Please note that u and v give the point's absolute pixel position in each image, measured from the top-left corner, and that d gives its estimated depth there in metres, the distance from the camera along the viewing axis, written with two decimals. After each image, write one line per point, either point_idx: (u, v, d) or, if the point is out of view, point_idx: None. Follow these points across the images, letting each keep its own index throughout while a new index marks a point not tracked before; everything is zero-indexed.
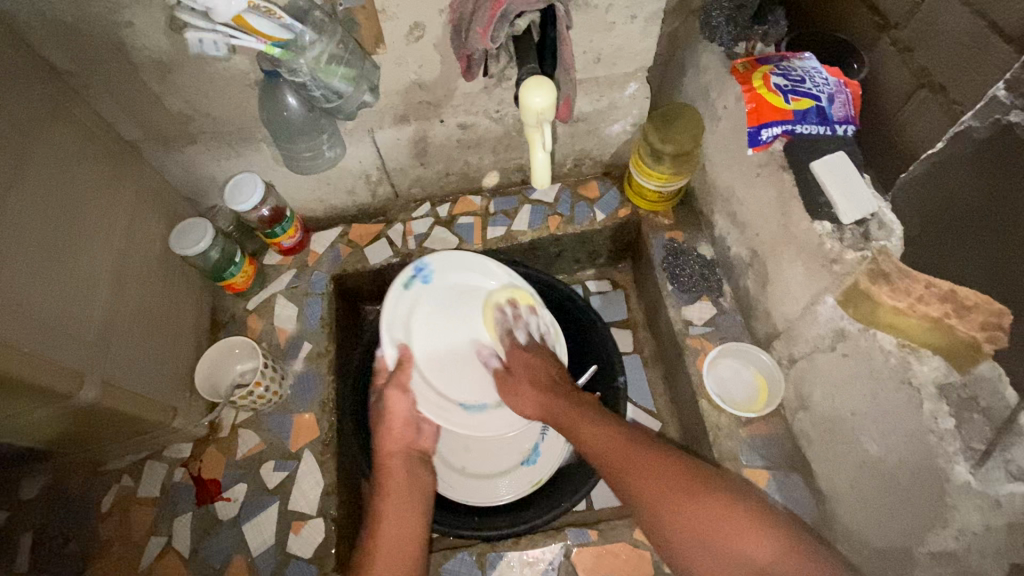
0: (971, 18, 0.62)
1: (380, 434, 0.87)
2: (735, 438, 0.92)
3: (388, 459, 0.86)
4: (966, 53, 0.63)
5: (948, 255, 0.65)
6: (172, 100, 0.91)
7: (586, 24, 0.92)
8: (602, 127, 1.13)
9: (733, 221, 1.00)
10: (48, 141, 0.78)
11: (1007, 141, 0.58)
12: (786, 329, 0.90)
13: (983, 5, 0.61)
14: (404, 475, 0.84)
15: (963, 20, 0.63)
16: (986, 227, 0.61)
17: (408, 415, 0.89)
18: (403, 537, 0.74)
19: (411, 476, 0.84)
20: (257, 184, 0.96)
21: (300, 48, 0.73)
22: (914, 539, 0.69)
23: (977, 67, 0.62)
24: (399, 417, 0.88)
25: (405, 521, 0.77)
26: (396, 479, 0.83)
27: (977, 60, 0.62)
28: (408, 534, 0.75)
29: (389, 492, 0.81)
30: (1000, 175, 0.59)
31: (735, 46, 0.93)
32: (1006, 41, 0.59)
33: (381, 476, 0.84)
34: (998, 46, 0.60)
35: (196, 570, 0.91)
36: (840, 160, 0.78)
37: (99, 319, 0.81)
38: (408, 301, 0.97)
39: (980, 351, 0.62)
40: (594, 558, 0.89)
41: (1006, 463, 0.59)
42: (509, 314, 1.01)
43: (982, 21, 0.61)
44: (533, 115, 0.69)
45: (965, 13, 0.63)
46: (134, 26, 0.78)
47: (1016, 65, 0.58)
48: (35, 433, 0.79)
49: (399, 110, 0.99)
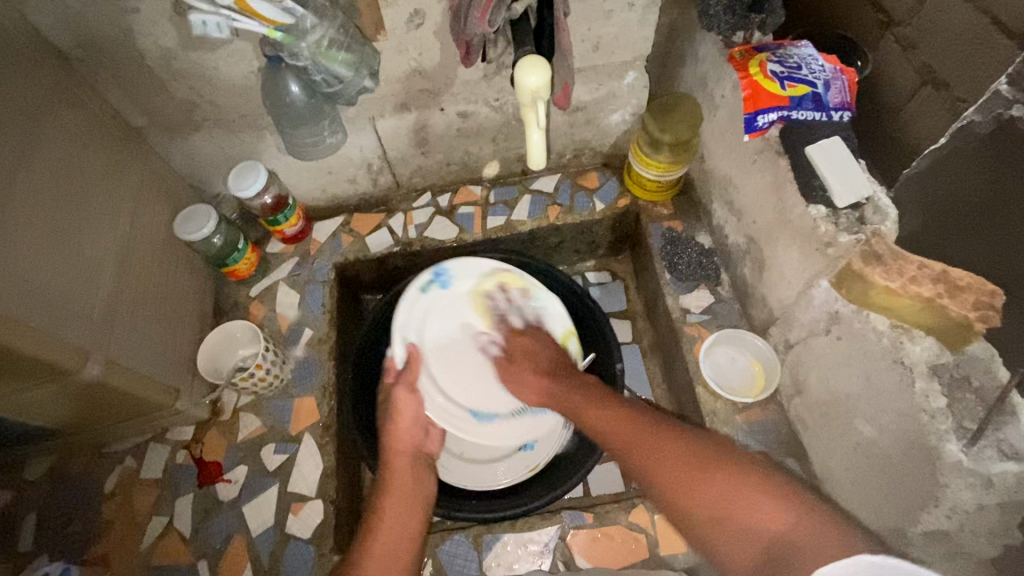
0: (976, 15, 0.61)
1: (387, 433, 0.87)
2: (731, 424, 0.92)
3: (394, 457, 0.84)
4: (968, 49, 0.63)
5: (952, 248, 0.67)
6: (177, 87, 0.92)
7: (584, 12, 0.93)
8: (601, 117, 1.14)
9: (730, 209, 1.01)
10: (54, 126, 0.80)
11: (1012, 135, 0.58)
12: (783, 315, 0.90)
13: (986, 2, 0.60)
14: (410, 473, 0.83)
15: (968, 16, 0.62)
16: (996, 223, 0.62)
17: (419, 414, 0.89)
18: (400, 542, 0.72)
19: (415, 477, 0.82)
20: (259, 171, 0.98)
21: (301, 32, 0.75)
22: (907, 521, 0.70)
23: (981, 62, 0.61)
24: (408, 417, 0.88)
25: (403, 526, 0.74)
26: (399, 478, 0.81)
27: (978, 57, 0.61)
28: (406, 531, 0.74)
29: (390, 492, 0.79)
30: (1007, 170, 0.59)
31: (732, 35, 0.92)
32: (1007, 35, 0.58)
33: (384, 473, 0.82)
34: (999, 41, 0.59)
35: (197, 549, 0.92)
36: (836, 145, 0.79)
37: (104, 300, 0.82)
38: (424, 304, 1.02)
39: (970, 329, 0.65)
40: (590, 541, 0.90)
41: (999, 442, 0.62)
42: (499, 299, 1.04)
43: (986, 17, 0.60)
44: (527, 94, 0.70)
45: (970, 9, 0.62)
46: (141, 12, 0.80)
47: (1016, 60, 0.57)
48: (40, 412, 0.80)
49: (400, 98, 1.01)
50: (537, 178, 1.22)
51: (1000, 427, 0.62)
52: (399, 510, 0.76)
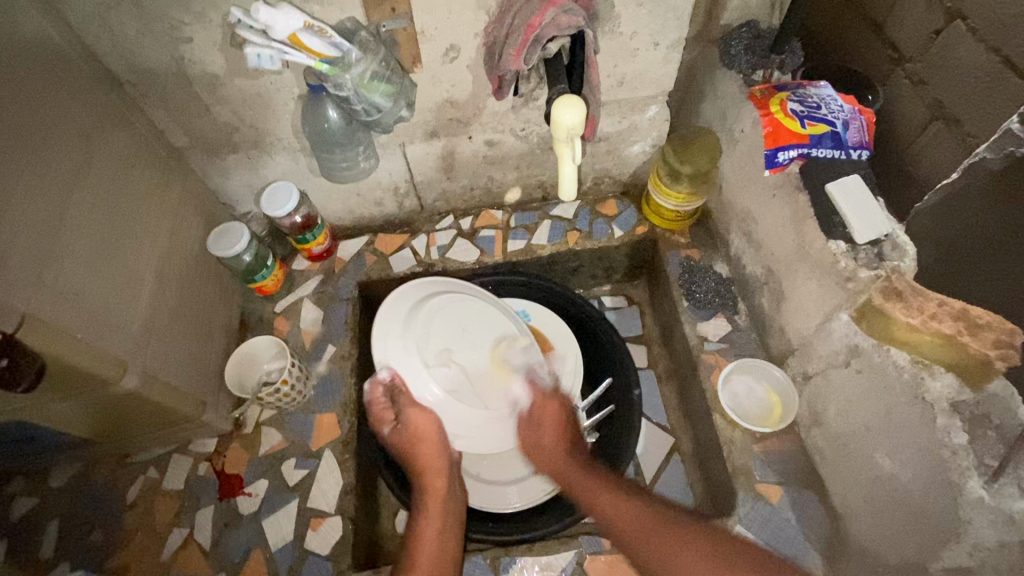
0: (988, 55, 0.65)
1: (416, 453, 0.92)
2: (749, 454, 0.93)
3: (430, 479, 0.91)
4: (981, 88, 0.66)
5: (970, 288, 0.68)
6: (220, 111, 0.96)
7: (611, 50, 0.97)
8: (622, 148, 1.18)
9: (749, 240, 1.03)
10: (108, 145, 0.84)
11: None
12: (801, 346, 0.92)
13: (997, 43, 0.64)
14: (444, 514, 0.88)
15: (978, 55, 0.66)
16: (1007, 258, 0.63)
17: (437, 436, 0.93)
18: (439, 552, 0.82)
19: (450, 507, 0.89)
20: (292, 192, 1.01)
21: (346, 65, 0.80)
22: (928, 555, 0.70)
23: (993, 99, 0.64)
24: (432, 433, 0.92)
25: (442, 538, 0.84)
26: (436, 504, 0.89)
27: (989, 94, 0.65)
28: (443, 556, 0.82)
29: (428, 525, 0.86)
30: (1016, 207, 0.62)
31: (753, 73, 0.97)
32: (1019, 74, 0.61)
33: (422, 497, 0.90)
34: (1011, 79, 0.62)
35: (216, 562, 0.93)
36: (854, 183, 0.81)
37: (144, 313, 0.85)
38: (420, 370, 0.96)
39: (991, 367, 0.66)
40: (607, 566, 0.90)
41: (1020, 480, 0.62)
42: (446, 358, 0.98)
43: (996, 56, 0.64)
44: (563, 131, 0.74)
45: (982, 49, 0.65)
46: (194, 42, 0.84)
47: None
48: (73, 419, 0.82)
49: (430, 126, 1.04)
50: (556, 205, 1.25)
51: (1021, 464, 0.62)
52: (439, 532, 0.85)
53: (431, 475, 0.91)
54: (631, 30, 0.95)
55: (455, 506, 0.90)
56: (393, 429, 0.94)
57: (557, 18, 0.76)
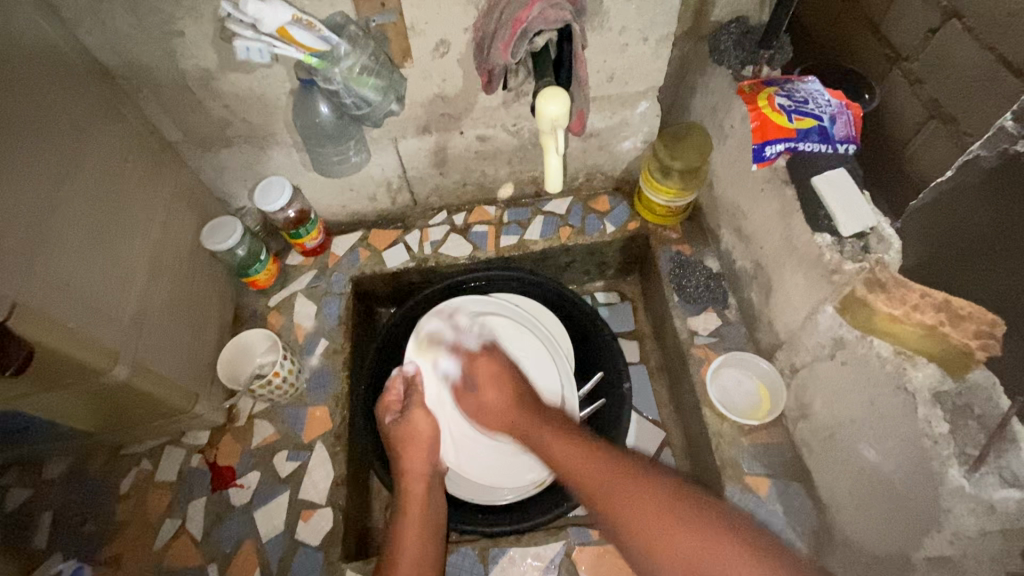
0: (983, 52, 0.68)
1: (407, 454, 0.93)
2: (737, 446, 0.93)
3: (411, 483, 0.91)
4: (979, 85, 0.69)
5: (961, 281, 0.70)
6: (213, 105, 0.97)
7: (601, 45, 0.98)
8: (614, 144, 1.18)
9: (738, 235, 1.03)
10: (100, 139, 0.85)
11: (1017, 166, 0.63)
12: (788, 339, 0.92)
13: (992, 41, 0.67)
14: (422, 502, 0.89)
15: (974, 53, 0.69)
16: (994, 253, 0.67)
17: (431, 437, 0.95)
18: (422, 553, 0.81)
19: (430, 505, 0.89)
20: (285, 185, 1.02)
21: (334, 59, 0.81)
22: (910, 545, 0.71)
23: (990, 96, 0.68)
24: (426, 435, 0.95)
25: (423, 536, 0.84)
26: (417, 500, 0.89)
27: (986, 90, 0.68)
28: (427, 552, 0.82)
29: (409, 520, 0.85)
30: (1011, 201, 0.64)
31: (743, 69, 0.97)
32: (1015, 74, 0.65)
33: (404, 501, 0.89)
34: (1007, 78, 0.66)
35: (207, 553, 0.94)
36: (840, 175, 0.83)
37: (136, 304, 0.86)
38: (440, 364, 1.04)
39: (971, 357, 0.67)
40: (595, 557, 0.91)
41: (1000, 469, 0.63)
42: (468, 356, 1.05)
43: (992, 54, 0.67)
44: (548, 121, 0.75)
45: (978, 48, 0.69)
46: (186, 36, 0.85)
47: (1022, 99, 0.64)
48: (68, 411, 0.83)
49: (422, 121, 1.05)
50: (549, 201, 1.26)
51: (1002, 454, 0.64)
52: (422, 528, 0.85)
53: (413, 472, 0.92)
54: (620, 26, 0.95)
55: (436, 511, 0.88)
56: (395, 419, 0.98)
57: (544, 12, 0.77)
